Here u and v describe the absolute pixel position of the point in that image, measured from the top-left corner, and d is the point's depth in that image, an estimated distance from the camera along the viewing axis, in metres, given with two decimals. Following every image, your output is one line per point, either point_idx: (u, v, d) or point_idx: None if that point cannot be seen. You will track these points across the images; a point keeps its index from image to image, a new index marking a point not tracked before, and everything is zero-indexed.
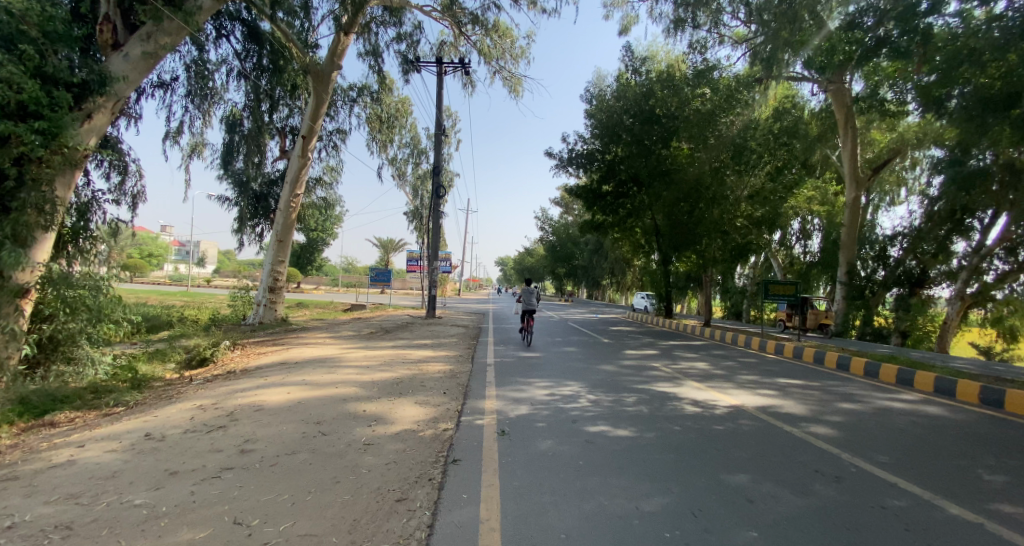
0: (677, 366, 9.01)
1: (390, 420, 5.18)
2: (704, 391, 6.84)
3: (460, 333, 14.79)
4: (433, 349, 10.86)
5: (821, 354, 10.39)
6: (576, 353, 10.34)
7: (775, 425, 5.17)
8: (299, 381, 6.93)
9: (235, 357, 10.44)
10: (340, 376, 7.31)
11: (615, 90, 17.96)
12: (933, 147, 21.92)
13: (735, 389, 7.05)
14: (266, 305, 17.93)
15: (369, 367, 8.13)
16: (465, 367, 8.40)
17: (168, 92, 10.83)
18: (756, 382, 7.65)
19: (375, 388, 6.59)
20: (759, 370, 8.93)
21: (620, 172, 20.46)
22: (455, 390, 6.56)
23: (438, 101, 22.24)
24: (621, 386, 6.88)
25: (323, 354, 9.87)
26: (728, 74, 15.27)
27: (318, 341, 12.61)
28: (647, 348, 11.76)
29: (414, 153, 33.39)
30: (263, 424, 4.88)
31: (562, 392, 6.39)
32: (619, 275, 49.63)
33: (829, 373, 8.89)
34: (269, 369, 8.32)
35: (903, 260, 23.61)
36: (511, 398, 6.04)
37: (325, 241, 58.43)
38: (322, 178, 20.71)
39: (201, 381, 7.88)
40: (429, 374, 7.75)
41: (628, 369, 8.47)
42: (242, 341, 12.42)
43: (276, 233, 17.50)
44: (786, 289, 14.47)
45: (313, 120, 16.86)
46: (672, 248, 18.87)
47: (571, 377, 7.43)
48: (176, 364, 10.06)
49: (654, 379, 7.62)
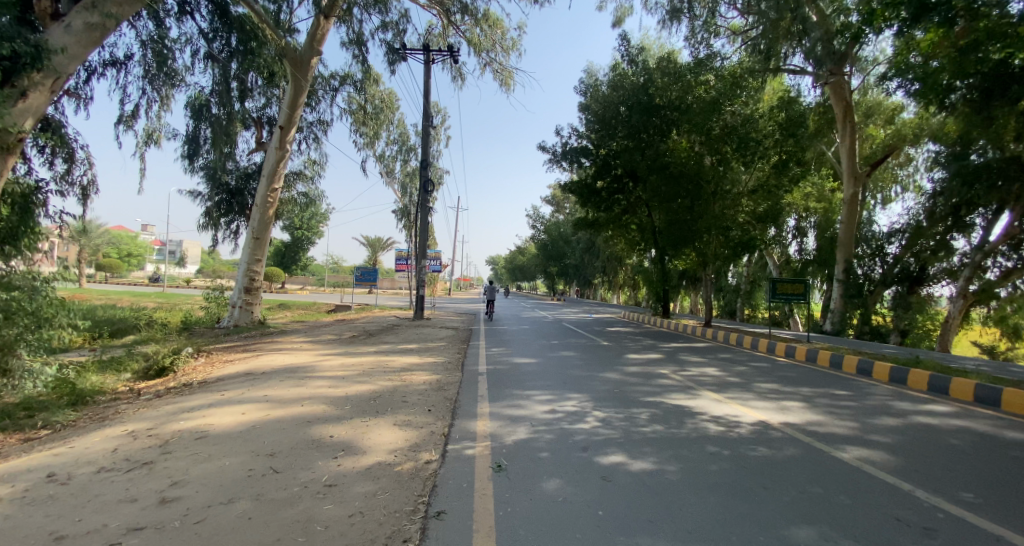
0: (687, 373, 8.19)
1: (361, 451, 4.25)
2: (726, 404, 6.00)
3: (450, 336, 13.90)
4: (418, 355, 9.96)
5: (837, 358, 9.61)
6: (575, 358, 9.51)
7: (820, 449, 4.34)
8: (261, 397, 5.99)
9: (198, 366, 9.42)
10: (310, 390, 6.38)
11: (611, 80, 17.38)
12: (931, 142, 21.54)
13: (759, 401, 6.23)
14: (241, 307, 16.85)
15: (344, 379, 7.19)
16: (454, 377, 7.50)
17: (121, 71, 10.01)
18: (778, 391, 6.86)
19: (348, 405, 5.67)
20: (777, 377, 8.13)
21: (615, 167, 19.62)
22: (442, 406, 5.65)
23: (425, 94, 21.29)
24: (631, 400, 6.02)
25: (296, 362, 8.91)
26: (731, 61, 14.65)
27: (295, 346, 11.66)
28: (650, 351, 10.96)
29: (402, 150, 32.42)
30: (201, 459, 3.93)
31: (566, 408, 5.53)
32: (611, 274, 48.95)
33: (851, 380, 8.13)
34: (231, 381, 7.34)
35: (900, 259, 23.13)
36: (507, 417, 5.14)
37: (311, 241, 57.11)
38: (302, 172, 19.63)
39: (151, 396, 6.87)
40: (413, 386, 6.84)
41: (634, 378, 7.63)
42: (211, 347, 11.41)
43: (253, 230, 16.45)
44: (794, 288, 13.77)
45: (291, 109, 15.89)
46: (669, 246, 17.68)
47: (573, 388, 6.58)
48: (131, 377, 9.02)
49: (666, 389, 6.80)
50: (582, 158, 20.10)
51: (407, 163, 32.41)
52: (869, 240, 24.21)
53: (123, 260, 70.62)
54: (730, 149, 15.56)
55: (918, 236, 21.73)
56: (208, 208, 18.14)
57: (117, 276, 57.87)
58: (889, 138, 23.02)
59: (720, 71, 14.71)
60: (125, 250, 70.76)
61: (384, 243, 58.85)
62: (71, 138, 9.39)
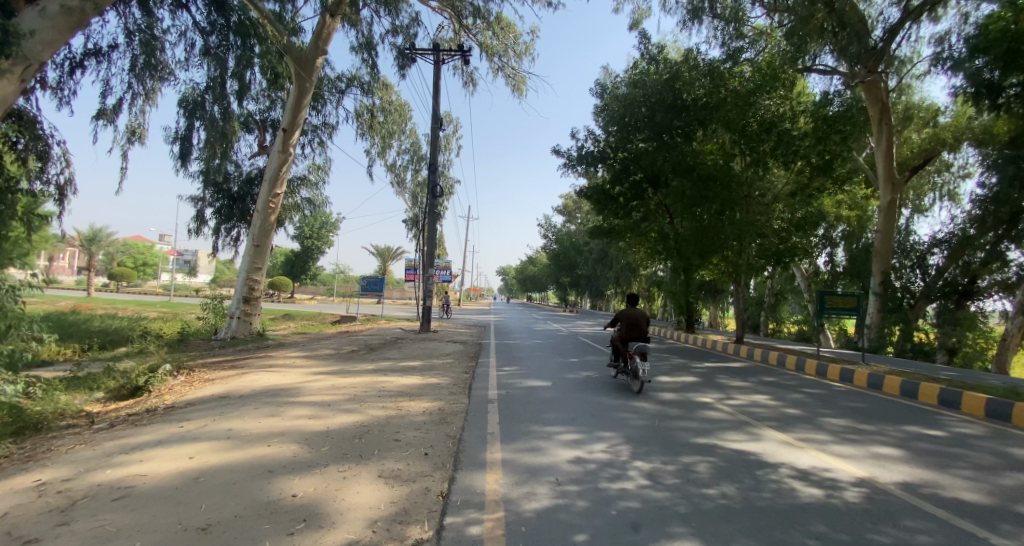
0: (735, 403, 6.95)
1: (328, 521, 3.13)
2: (803, 452, 4.78)
3: (458, 351, 12.78)
4: (421, 375, 8.86)
5: (908, 385, 8.22)
6: (599, 381, 8.34)
7: (966, 530, 3.10)
8: (223, 431, 4.90)
9: (175, 385, 8.38)
10: (286, 422, 5.31)
11: (632, 79, 16.28)
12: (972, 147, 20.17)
13: (841, 449, 4.98)
14: (240, 318, 15.92)
15: (329, 406, 6.09)
16: (460, 405, 6.37)
17: (104, 62, 9.18)
18: (857, 433, 5.59)
19: (328, 445, 4.56)
20: (842, 409, 6.84)
21: (634, 172, 18.55)
22: (441, 450, 4.52)
23: (435, 97, 20.46)
24: (679, 443, 4.83)
25: (283, 383, 7.84)
26: (770, 51, 13.33)
27: (288, 362, 10.61)
28: (682, 373, 9.71)
29: (414, 159, 31.76)
30: (102, 538, 2.81)
31: (599, 455, 4.39)
32: (624, 284, 47.43)
33: (936, 414, 6.79)
34: (201, 408, 6.28)
35: (944, 270, 21.59)
36: (526, 470, 3.98)
37: (321, 250, 56.21)
38: (307, 177, 18.81)
39: (105, 425, 5.84)
40: (410, 417, 5.73)
41: (674, 410, 6.41)
42: (195, 362, 10.37)
43: (253, 237, 15.55)
44: (845, 302, 12.43)
45: (294, 111, 15.01)
46: (696, 255, 16.29)
47: (603, 425, 5.41)
48: (102, 398, 8.04)
49: (717, 427, 5.60)
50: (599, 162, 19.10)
51: (418, 173, 31.72)
52: (908, 250, 22.69)
53: (137, 269, 70.72)
54: (767, 148, 14.21)
55: (966, 246, 20.15)
56: (207, 213, 17.31)
57: (129, 285, 57.90)
58: (926, 142, 21.48)
59: (755, 63, 13.60)
60: (139, 257, 70.80)
61: (394, 252, 57.97)
62: (45, 132, 8.53)
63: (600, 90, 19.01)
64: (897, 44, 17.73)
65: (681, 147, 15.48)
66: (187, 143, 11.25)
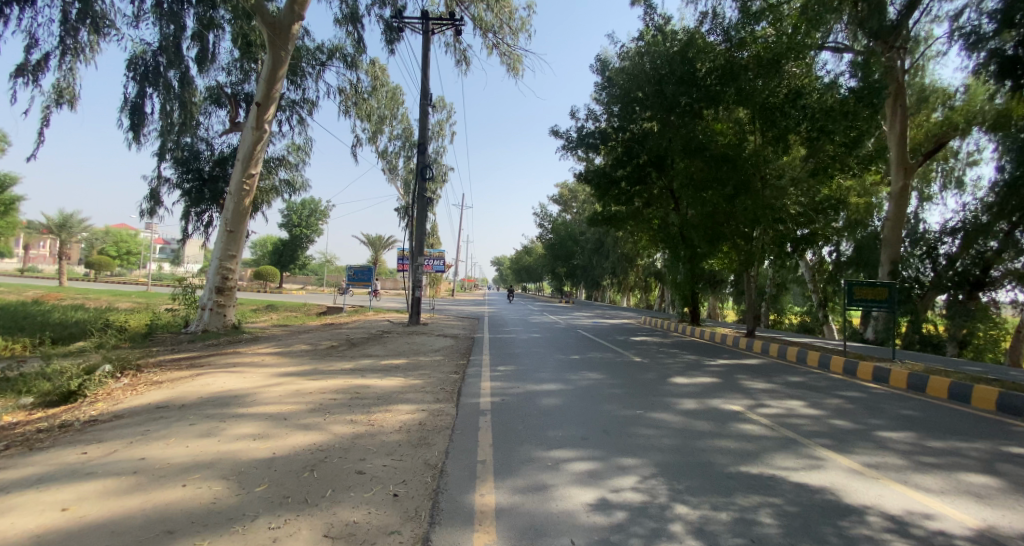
0: (770, 412, 5.93)
1: None
2: (881, 485, 3.75)
3: (448, 347, 11.68)
4: (404, 376, 7.76)
5: (958, 386, 7.22)
6: (607, 384, 7.30)
7: None
8: (134, 462, 3.76)
9: (117, 388, 7.22)
10: (221, 446, 4.18)
11: (640, 48, 15.10)
12: (982, 133, 19.39)
13: (926, 479, 3.96)
14: (212, 310, 14.62)
15: (284, 422, 4.96)
16: (446, 417, 5.31)
17: (30, 10, 7.88)
18: (932, 455, 4.56)
19: (265, 484, 3.42)
20: (896, 420, 5.83)
21: (638, 155, 17.47)
22: (416, 490, 3.43)
23: (424, 74, 19.12)
24: (722, 475, 3.78)
25: (240, 387, 6.72)
26: (794, 16, 12.06)
27: (256, 359, 9.47)
28: (699, 372, 8.71)
29: (406, 145, 30.39)
30: None
31: (626, 497, 3.31)
32: (621, 274, 46.22)
33: (1007, 425, 5.81)
34: (131, 421, 5.15)
35: (955, 260, 20.49)
36: (530, 526, 2.90)
37: (310, 239, 54.46)
38: (286, 158, 17.51)
39: (3, 445, 4.69)
40: (383, 435, 4.63)
41: (703, 422, 5.37)
42: (148, 360, 9.19)
43: (225, 222, 14.19)
44: (874, 293, 11.53)
45: (269, 84, 13.52)
46: (704, 242, 15.16)
47: (623, 448, 4.33)
48: (27, 404, 6.89)
49: (760, 447, 4.57)
50: (601, 142, 17.90)
51: (410, 160, 30.41)
52: (918, 238, 21.66)
53: (120, 258, 68.50)
54: (792, 123, 12.92)
55: (978, 234, 19.15)
56: (179, 194, 16.04)
57: (110, 274, 56.00)
58: (940, 127, 20.36)
59: (776, 29, 12.36)
60: (123, 246, 68.46)
61: (385, 241, 56.33)
62: None
63: (601, 66, 17.80)
64: (916, 19, 16.52)
65: (690, 125, 14.30)
66: (138, 113, 9.91)
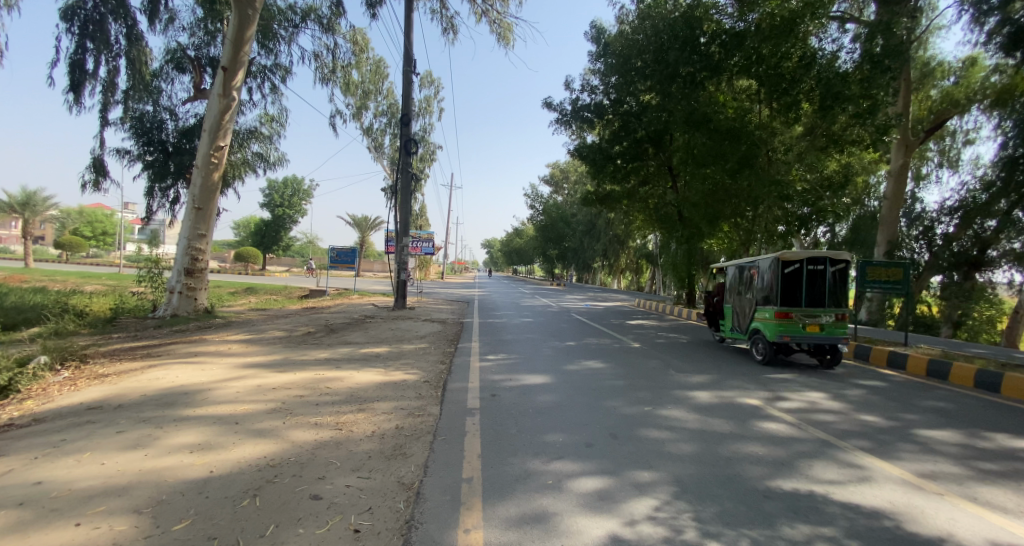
0: (791, 407, 5.31)
1: None
2: (947, 504, 3.11)
3: (435, 334, 10.92)
4: (384, 367, 7.00)
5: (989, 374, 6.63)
6: (606, 374, 6.64)
7: None
8: (27, 488, 2.98)
9: (52, 383, 6.35)
10: (146, 463, 3.39)
11: (640, 13, 14.14)
12: (980, 108, 18.83)
13: (992, 490, 3.35)
14: (181, 293, 13.64)
15: (235, 427, 4.20)
16: (427, 419, 4.58)
17: None
18: (987, 460, 3.95)
19: (186, 522, 2.63)
20: (931, 414, 5.24)
21: (635, 130, 16.58)
22: (385, 523, 2.69)
23: (408, 40, 17.92)
24: (757, 495, 3.12)
25: (195, 381, 5.92)
26: None
27: (222, 347, 8.64)
28: (704, 359, 8.11)
29: (391, 122, 29.15)
30: None
31: (646, 533, 2.61)
32: (612, 256, 45.64)
33: None
34: (50, 427, 4.32)
35: (953, 240, 20.11)
36: None
37: (293, 220, 52.84)
38: (258, 130, 16.36)
39: None
40: (351, 445, 3.88)
41: (720, 420, 4.72)
42: (99, 349, 8.30)
43: (192, 197, 13.06)
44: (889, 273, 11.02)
45: (236, 46, 12.36)
46: (706, 221, 14.37)
47: (635, 458, 3.64)
48: None
49: (793, 452, 3.92)
50: (596, 116, 17.02)
51: (397, 137, 29.24)
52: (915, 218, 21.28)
53: (95, 238, 66.16)
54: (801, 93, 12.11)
55: (978, 213, 18.57)
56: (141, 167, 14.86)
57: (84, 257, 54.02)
58: (939, 103, 19.61)
59: None
60: (98, 227, 66.15)
61: (371, 221, 54.86)
62: None
63: (597, 34, 16.81)
64: None
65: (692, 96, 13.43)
66: (78, 71, 8.84)
